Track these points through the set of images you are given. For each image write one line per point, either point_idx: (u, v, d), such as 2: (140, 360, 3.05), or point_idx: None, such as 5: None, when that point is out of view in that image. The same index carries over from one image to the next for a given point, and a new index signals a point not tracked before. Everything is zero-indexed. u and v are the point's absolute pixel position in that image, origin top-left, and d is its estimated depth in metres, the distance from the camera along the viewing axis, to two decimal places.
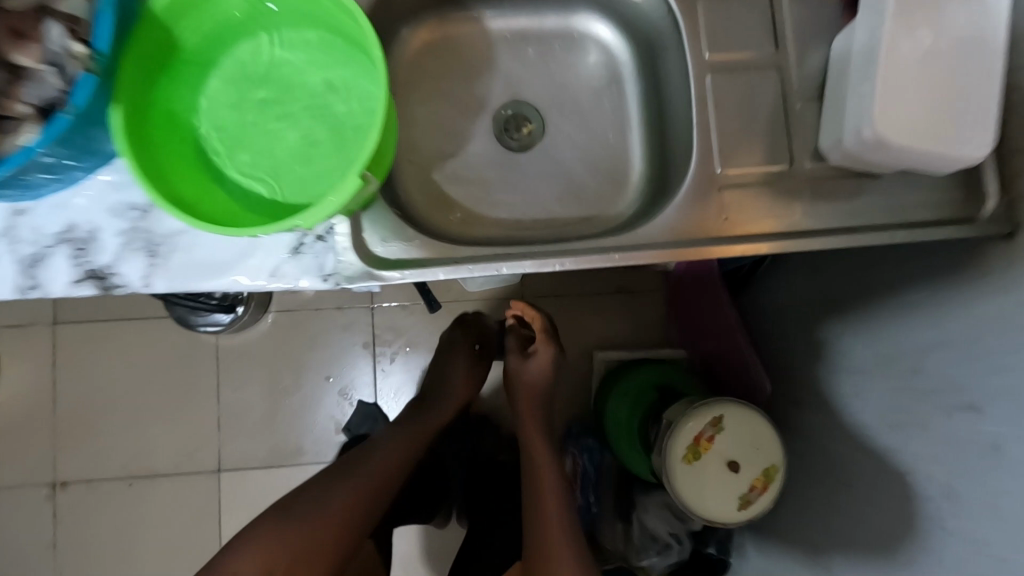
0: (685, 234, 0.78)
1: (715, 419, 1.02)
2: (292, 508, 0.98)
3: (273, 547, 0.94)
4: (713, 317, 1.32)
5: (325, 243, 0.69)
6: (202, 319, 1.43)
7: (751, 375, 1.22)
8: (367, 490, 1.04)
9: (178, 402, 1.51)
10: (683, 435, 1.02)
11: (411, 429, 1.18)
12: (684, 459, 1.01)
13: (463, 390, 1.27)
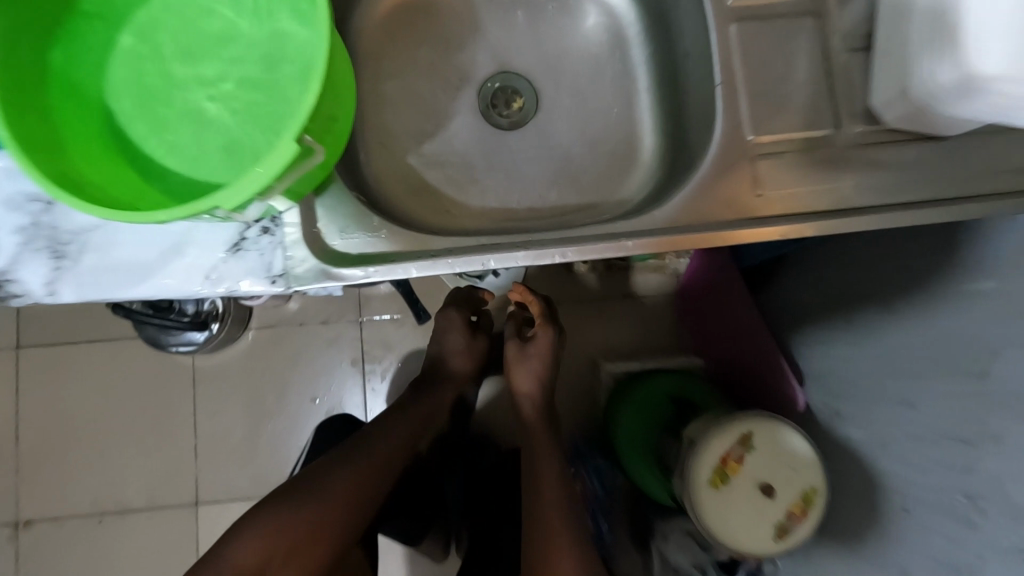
0: (705, 215, 0.69)
1: (746, 437, 0.89)
2: (290, 495, 0.87)
3: (273, 539, 0.84)
4: (730, 318, 1.20)
5: (272, 238, 0.63)
6: (173, 337, 1.30)
7: (777, 382, 1.09)
8: (370, 475, 0.94)
9: (151, 430, 1.39)
10: (708, 456, 0.90)
11: (412, 415, 1.06)
12: (711, 485, 0.89)
13: (458, 376, 1.14)
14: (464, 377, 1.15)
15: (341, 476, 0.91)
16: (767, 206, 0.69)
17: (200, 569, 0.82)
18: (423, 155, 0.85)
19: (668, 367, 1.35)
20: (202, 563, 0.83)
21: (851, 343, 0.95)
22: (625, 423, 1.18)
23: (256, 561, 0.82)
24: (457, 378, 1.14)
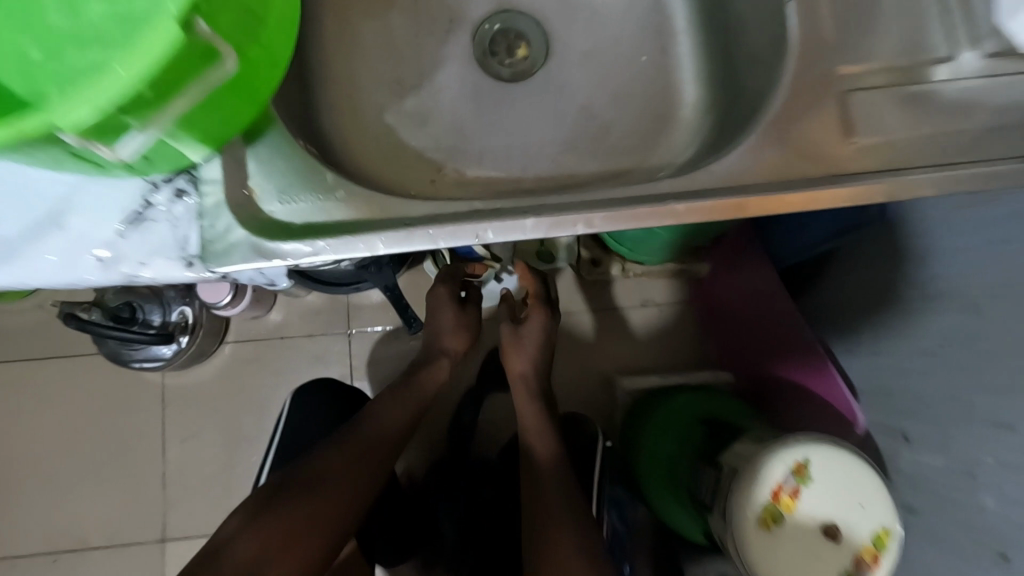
0: (760, 173, 0.58)
1: (799, 465, 0.74)
2: (284, 489, 0.78)
3: (265, 539, 0.73)
4: (765, 327, 1.05)
5: (184, 203, 0.55)
6: (138, 353, 1.15)
7: (823, 398, 0.95)
8: (370, 463, 0.85)
9: (115, 458, 1.24)
10: (756, 492, 0.74)
11: (407, 396, 0.94)
12: (762, 525, 0.73)
13: (455, 352, 1.02)
14: (457, 354, 1.03)
15: (337, 466, 0.81)
16: (841, 149, 0.58)
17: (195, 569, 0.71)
18: (403, 111, 0.75)
19: (692, 382, 1.21)
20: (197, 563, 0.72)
21: (906, 343, 0.83)
22: (650, 447, 1.04)
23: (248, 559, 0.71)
24: (451, 351, 1.02)
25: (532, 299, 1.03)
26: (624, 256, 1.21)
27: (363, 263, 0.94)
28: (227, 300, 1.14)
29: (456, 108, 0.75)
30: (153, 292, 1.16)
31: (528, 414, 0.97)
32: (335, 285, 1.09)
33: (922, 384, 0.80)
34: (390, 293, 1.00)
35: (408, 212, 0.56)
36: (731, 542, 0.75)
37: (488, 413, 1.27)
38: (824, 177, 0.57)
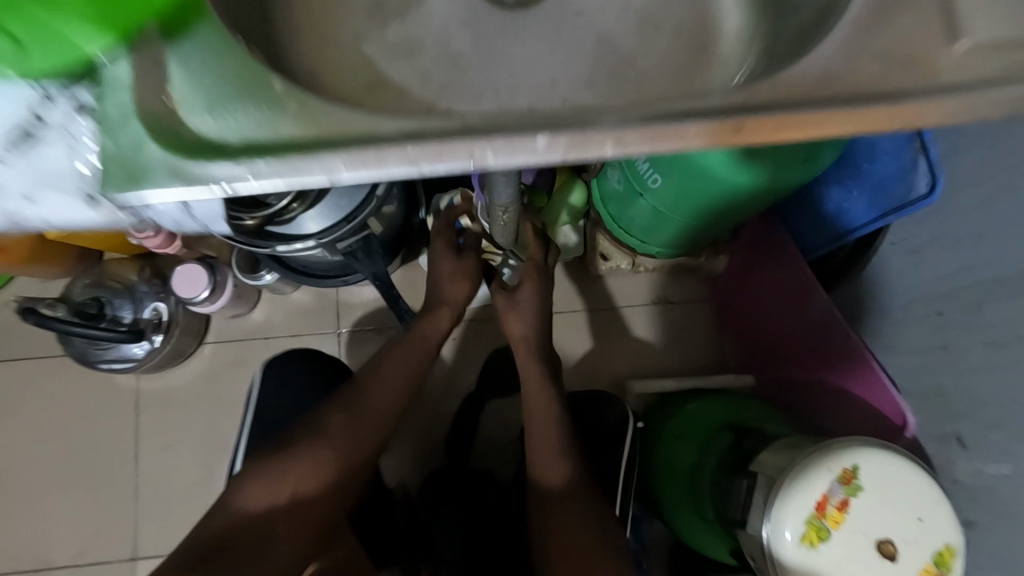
0: (808, 96, 0.49)
1: (847, 473, 0.64)
2: (282, 452, 0.73)
3: (267, 503, 0.70)
4: (796, 324, 0.95)
5: (67, 128, 0.50)
6: (106, 353, 1.06)
7: (868, 405, 0.84)
8: (372, 427, 0.79)
9: (82, 469, 1.14)
10: (796, 508, 0.63)
11: (404, 353, 0.85)
12: (804, 543, 0.63)
13: (455, 305, 0.93)
14: (457, 307, 0.94)
15: (337, 431, 0.76)
16: (914, 63, 0.49)
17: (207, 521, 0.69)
18: (386, 42, 0.68)
19: (710, 386, 1.12)
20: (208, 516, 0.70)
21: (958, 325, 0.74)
22: (669, 455, 0.93)
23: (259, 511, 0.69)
24: (451, 301, 0.93)
25: (529, 262, 0.93)
26: (633, 248, 1.11)
27: (350, 247, 0.85)
28: (205, 295, 1.05)
29: (449, 52, 0.68)
30: (125, 287, 1.07)
31: (529, 378, 0.88)
32: (320, 277, 1.00)
33: (979, 381, 0.71)
34: (379, 282, 0.90)
35: (360, 126, 0.49)
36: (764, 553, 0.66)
37: (489, 421, 1.17)
38: (887, 92, 0.48)
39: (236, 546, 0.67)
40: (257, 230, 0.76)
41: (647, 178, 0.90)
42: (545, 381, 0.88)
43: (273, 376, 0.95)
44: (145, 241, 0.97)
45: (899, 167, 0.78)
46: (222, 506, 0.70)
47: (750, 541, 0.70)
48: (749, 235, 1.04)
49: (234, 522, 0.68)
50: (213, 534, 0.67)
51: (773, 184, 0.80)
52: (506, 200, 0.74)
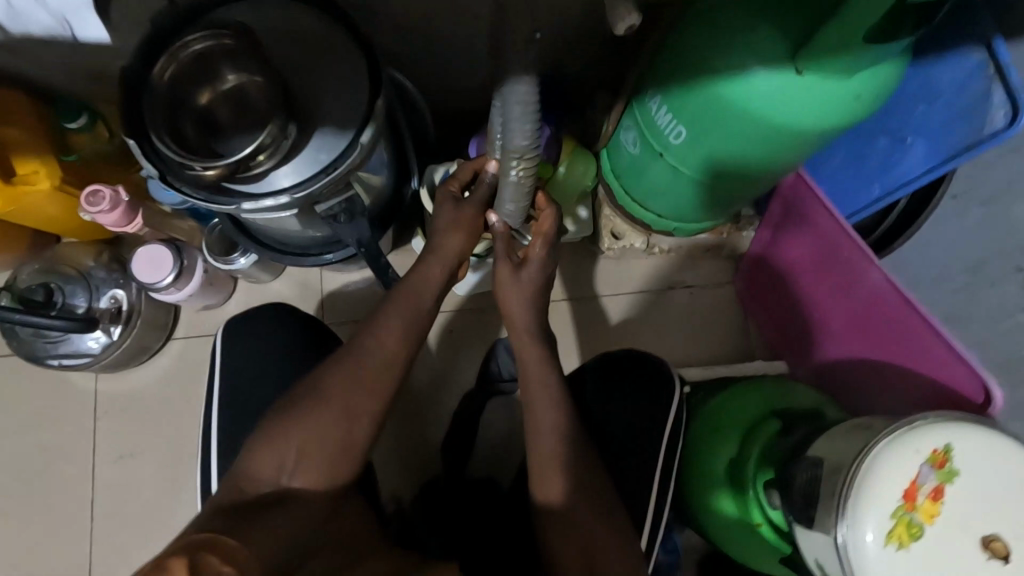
0: None
1: (939, 455, 0.53)
2: (285, 415, 0.63)
3: (279, 469, 0.61)
4: (847, 300, 0.84)
5: None
6: (57, 347, 0.94)
7: (944, 386, 0.74)
8: (384, 381, 0.67)
9: (34, 483, 1.00)
10: (880, 497, 0.52)
11: (401, 306, 0.71)
12: (891, 538, 0.52)
13: (448, 260, 0.75)
14: (452, 260, 0.76)
15: (341, 385, 0.65)
16: None
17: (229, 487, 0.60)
18: None
19: (740, 375, 0.99)
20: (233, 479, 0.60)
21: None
22: (708, 454, 0.81)
23: (268, 478, 0.60)
24: (441, 252, 0.75)
25: (538, 234, 0.75)
26: (648, 225, 1.00)
27: (331, 211, 0.74)
28: (169, 281, 0.92)
29: None
30: (79, 273, 0.96)
31: (533, 354, 0.73)
32: (299, 254, 0.88)
33: None
34: (365, 250, 0.79)
35: None
36: (834, 551, 0.54)
37: (494, 421, 1.05)
38: None
39: (248, 512, 0.56)
40: (216, 183, 0.66)
41: (669, 132, 0.78)
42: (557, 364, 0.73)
43: (238, 343, 0.79)
44: (99, 216, 0.84)
45: (965, 103, 0.77)
46: (232, 476, 0.61)
47: (807, 531, 0.58)
48: (778, 204, 0.93)
49: (249, 489, 0.59)
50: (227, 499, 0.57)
51: (821, 128, 0.68)
52: (523, 143, 0.68)
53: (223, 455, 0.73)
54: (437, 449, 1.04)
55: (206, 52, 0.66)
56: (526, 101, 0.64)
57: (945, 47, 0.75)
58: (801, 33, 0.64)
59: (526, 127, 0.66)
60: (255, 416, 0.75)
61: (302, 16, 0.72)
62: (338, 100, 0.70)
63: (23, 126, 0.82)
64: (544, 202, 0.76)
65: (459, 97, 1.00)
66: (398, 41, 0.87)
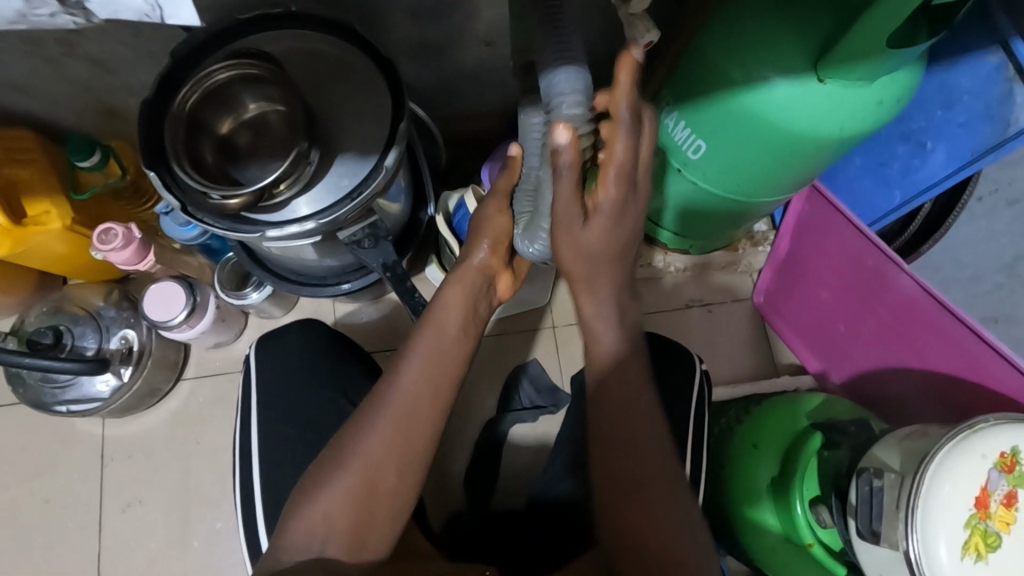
0: None
1: (1007, 458, 0.56)
2: (315, 477, 0.60)
3: (315, 537, 0.57)
4: (883, 312, 0.82)
5: None
6: (64, 393, 0.91)
7: (981, 387, 0.74)
8: (416, 435, 0.61)
9: (35, 535, 0.95)
10: (950, 507, 0.55)
11: (425, 339, 0.65)
12: (967, 549, 0.55)
13: (472, 287, 0.69)
14: (477, 281, 0.69)
15: (373, 439, 0.60)
16: None
17: (287, 541, 0.58)
18: None
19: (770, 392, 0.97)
20: (289, 533, 0.58)
21: None
22: (748, 472, 0.78)
23: (318, 527, 0.57)
24: (469, 271, 0.70)
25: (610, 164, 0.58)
26: (664, 243, 1.01)
27: (354, 237, 0.73)
28: (181, 318, 0.88)
29: None
30: (88, 313, 0.93)
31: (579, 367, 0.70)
32: (316, 285, 0.86)
33: None
34: (391, 274, 0.76)
35: None
36: (906, 565, 0.56)
37: (517, 447, 0.99)
38: None
39: None
40: (239, 212, 0.64)
41: (687, 148, 0.78)
42: None
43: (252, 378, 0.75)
44: (111, 254, 0.82)
45: (986, 104, 0.80)
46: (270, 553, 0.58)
47: (868, 545, 0.60)
48: (796, 219, 0.91)
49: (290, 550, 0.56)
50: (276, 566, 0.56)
51: (846, 133, 0.67)
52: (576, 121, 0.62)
53: (245, 493, 0.70)
54: (460, 481, 0.98)
55: (228, 81, 0.67)
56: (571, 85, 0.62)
57: (958, 54, 0.80)
58: (827, 36, 0.63)
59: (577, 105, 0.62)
60: (274, 452, 0.71)
61: (315, 40, 0.72)
62: (357, 124, 0.70)
63: (35, 166, 0.82)
64: (621, 108, 0.55)
65: (473, 120, 1.01)
66: (411, 67, 0.87)
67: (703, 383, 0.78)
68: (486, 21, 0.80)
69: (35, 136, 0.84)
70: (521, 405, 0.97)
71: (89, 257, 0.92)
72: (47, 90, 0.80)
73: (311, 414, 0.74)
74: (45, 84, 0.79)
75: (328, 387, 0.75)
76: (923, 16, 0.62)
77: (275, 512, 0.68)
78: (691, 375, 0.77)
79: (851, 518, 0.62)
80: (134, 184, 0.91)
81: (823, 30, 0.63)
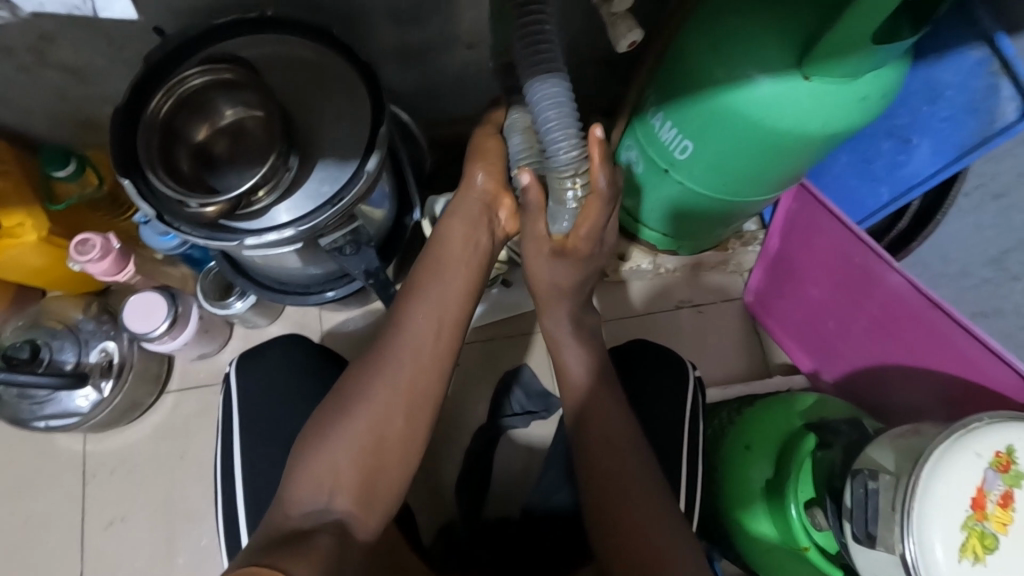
0: None
1: (1002, 457, 0.55)
2: (321, 427, 0.58)
3: (322, 489, 0.55)
4: (871, 305, 0.82)
5: None
6: (44, 408, 0.89)
7: (972, 383, 0.74)
8: (427, 377, 0.62)
9: (15, 555, 0.92)
10: (948, 509, 0.54)
11: (428, 288, 0.66)
12: (964, 553, 0.54)
13: (474, 217, 0.71)
14: (478, 207, 0.71)
15: (379, 384, 0.60)
16: None
17: (290, 499, 0.54)
18: None
19: (763, 393, 0.96)
20: (291, 491, 0.55)
21: None
22: (744, 476, 0.77)
23: (325, 478, 0.55)
24: (472, 194, 0.71)
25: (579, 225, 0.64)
26: (654, 244, 0.98)
27: (336, 244, 0.71)
28: (163, 328, 0.86)
29: None
30: (67, 328, 0.91)
31: (565, 347, 0.70)
32: (300, 293, 0.84)
33: None
34: (374, 281, 0.75)
35: None
36: (903, 569, 0.55)
37: (509, 455, 0.98)
38: None
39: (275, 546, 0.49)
40: (216, 221, 0.63)
41: (674, 148, 0.77)
42: (599, 379, 0.69)
43: (236, 393, 0.73)
44: (89, 265, 0.80)
45: (971, 99, 0.80)
46: (269, 517, 0.54)
47: (864, 549, 0.59)
48: (784, 216, 0.91)
49: (293, 511, 0.53)
50: (280, 525, 0.52)
51: (831, 130, 0.66)
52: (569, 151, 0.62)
53: (228, 508, 0.68)
54: (452, 490, 0.97)
55: (203, 86, 0.65)
56: (555, 94, 0.62)
57: (943, 48, 0.80)
58: (809, 34, 0.62)
59: (568, 128, 0.62)
60: (258, 468, 0.69)
61: (293, 45, 0.71)
62: (337, 130, 0.69)
63: (8, 177, 0.80)
64: (599, 177, 0.61)
65: (459, 126, 1.00)
66: (395, 72, 0.86)
67: (698, 390, 0.77)
68: (470, 23, 0.79)
69: (12, 147, 0.82)
70: (512, 412, 0.95)
71: (68, 270, 0.89)
72: (23, 100, 0.79)
73: (296, 427, 0.72)
74: (20, 94, 0.78)
75: (313, 398, 0.74)
76: (906, 13, 0.61)
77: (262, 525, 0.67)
78: (682, 378, 0.76)
79: (846, 521, 0.61)
80: (111, 194, 0.88)
81: (804, 29, 0.63)
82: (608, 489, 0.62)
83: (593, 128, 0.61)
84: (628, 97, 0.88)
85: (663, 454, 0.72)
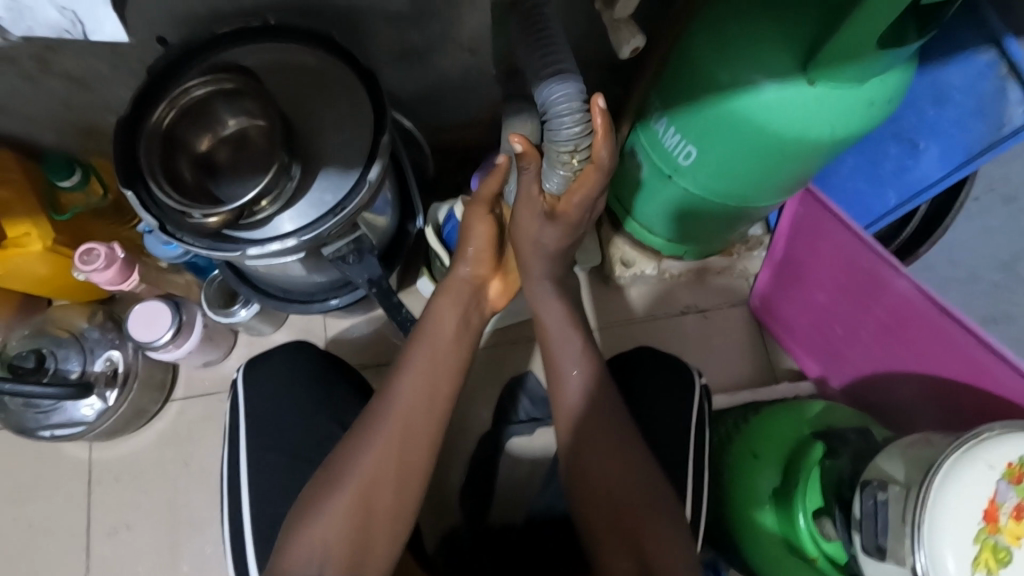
0: None
1: (1016, 468, 0.54)
2: (313, 499, 0.58)
3: (313, 560, 0.56)
4: (880, 312, 0.81)
5: None
6: (48, 417, 0.89)
7: (982, 390, 0.72)
8: (416, 447, 0.61)
9: (21, 563, 0.92)
10: (959, 522, 0.53)
11: (419, 354, 0.66)
12: (978, 566, 0.53)
13: (464, 297, 0.70)
14: (467, 291, 0.71)
15: (367, 454, 0.59)
16: None
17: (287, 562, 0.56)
18: None
19: (770, 398, 0.95)
20: (288, 552, 0.56)
21: None
22: (750, 483, 0.76)
23: (317, 547, 0.56)
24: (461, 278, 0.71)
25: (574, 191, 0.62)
26: (658, 249, 0.98)
27: (339, 253, 0.71)
28: (167, 338, 0.87)
29: None
30: (72, 336, 0.91)
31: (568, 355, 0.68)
32: (304, 301, 0.84)
33: None
34: (377, 289, 0.75)
35: None
36: None
37: (514, 461, 0.97)
38: None
39: None
40: (219, 231, 0.63)
41: (678, 153, 0.76)
42: (602, 391, 0.66)
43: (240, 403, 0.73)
44: (94, 275, 0.80)
45: (978, 102, 0.80)
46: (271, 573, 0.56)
47: (874, 561, 0.59)
48: (789, 221, 0.89)
49: (286, 574, 0.55)
50: None
51: (837, 137, 0.66)
52: (573, 128, 0.61)
53: (233, 518, 0.68)
54: (456, 497, 0.96)
55: (206, 97, 0.65)
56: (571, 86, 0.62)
57: (949, 51, 0.79)
58: (813, 38, 0.62)
59: (577, 107, 0.61)
60: (262, 477, 0.69)
61: (294, 53, 0.71)
62: (338, 138, 0.69)
63: (8, 186, 0.80)
64: (601, 153, 0.58)
65: (461, 131, 1.00)
66: (397, 78, 0.86)
67: (705, 398, 0.76)
68: (471, 29, 0.79)
69: (16, 158, 0.83)
70: (517, 419, 0.95)
71: (73, 278, 0.90)
72: (28, 110, 0.79)
73: (300, 436, 0.72)
74: (25, 103, 0.78)
75: (318, 407, 0.74)
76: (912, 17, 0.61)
77: (266, 537, 0.67)
78: (687, 386, 0.75)
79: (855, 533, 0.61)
80: (116, 202, 0.90)
81: (809, 34, 0.62)
82: (612, 501, 0.62)
83: (595, 96, 0.56)
84: (630, 101, 0.88)
85: (669, 463, 0.71)
